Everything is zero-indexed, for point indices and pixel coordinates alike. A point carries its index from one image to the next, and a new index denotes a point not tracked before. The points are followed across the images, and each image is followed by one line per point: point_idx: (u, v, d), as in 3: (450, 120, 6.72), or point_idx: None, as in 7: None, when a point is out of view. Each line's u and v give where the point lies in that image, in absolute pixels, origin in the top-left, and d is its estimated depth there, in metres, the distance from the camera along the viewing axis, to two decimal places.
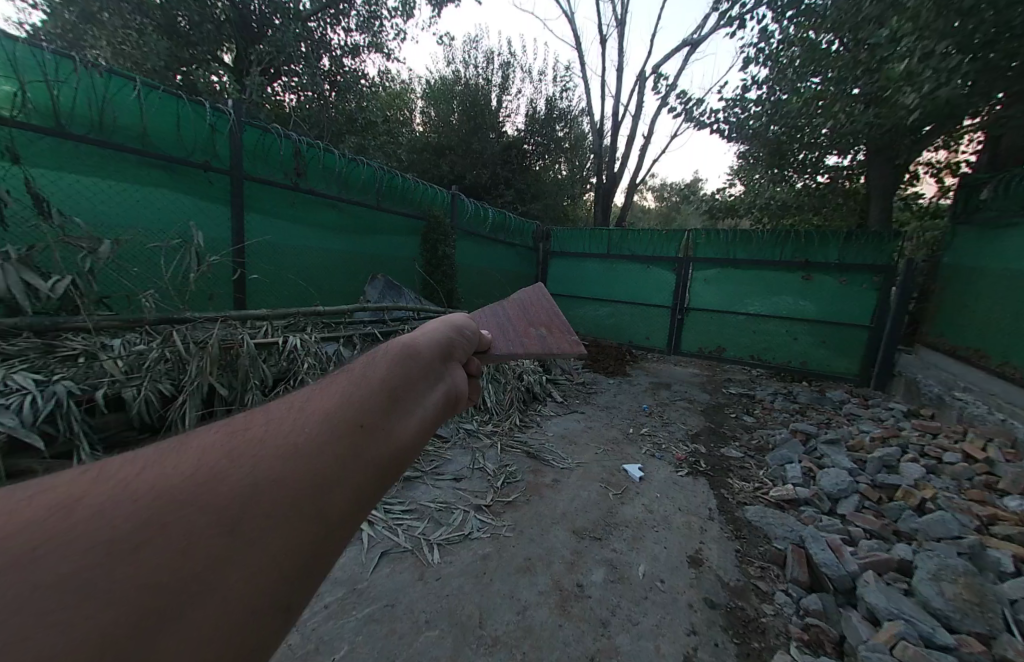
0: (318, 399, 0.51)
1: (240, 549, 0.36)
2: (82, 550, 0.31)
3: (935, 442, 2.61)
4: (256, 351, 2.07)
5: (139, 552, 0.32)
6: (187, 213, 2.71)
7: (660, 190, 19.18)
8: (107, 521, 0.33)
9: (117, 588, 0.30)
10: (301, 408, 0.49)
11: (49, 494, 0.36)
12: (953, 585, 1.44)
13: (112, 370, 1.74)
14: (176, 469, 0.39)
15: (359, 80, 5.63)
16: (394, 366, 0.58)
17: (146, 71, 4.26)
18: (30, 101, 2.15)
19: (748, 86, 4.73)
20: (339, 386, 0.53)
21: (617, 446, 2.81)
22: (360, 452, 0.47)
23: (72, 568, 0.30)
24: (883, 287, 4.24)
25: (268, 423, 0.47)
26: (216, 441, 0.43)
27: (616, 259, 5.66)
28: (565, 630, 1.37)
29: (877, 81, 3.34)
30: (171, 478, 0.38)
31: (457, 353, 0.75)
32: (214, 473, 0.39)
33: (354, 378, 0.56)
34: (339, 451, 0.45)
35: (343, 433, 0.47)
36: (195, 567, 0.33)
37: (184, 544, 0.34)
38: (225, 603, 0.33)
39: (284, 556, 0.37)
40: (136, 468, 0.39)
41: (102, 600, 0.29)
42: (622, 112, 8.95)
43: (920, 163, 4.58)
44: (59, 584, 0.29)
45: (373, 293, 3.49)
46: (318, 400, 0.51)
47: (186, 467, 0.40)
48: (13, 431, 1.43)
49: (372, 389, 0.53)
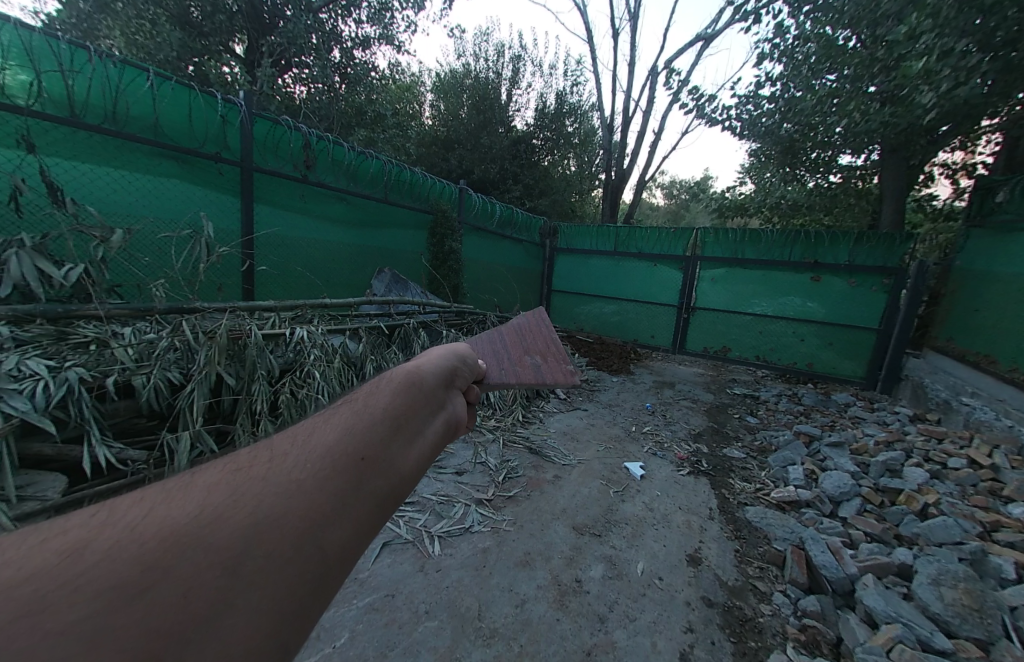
0: (325, 432, 0.54)
1: (243, 584, 0.37)
2: (91, 592, 0.33)
3: (941, 447, 2.60)
4: (263, 342, 2.10)
5: (143, 596, 0.34)
6: (197, 203, 2.73)
7: (669, 188, 19.03)
8: (114, 563, 0.35)
9: (126, 624, 0.32)
10: (307, 444, 0.52)
11: (60, 543, 0.38)
12: (952, 590, 1.44)
13: (123, 358, 1.76)
14: (181, 510, 0.41)
15: (368, 72, 5.61)
16: (394, 397, 0.62)
17: (157, 61, 4.27)
18: (45, 91, 2.17)
19: (761, 83, 4.66)
20: (344, 419, 0.56)
21: (619, 444, 2.82)
22: (361, 484, 0.49)
23: (79, 611, 0.31)
24: (893, 290, 4.19)
25: (278, 460, 0.50)
26: (219, 482, 0.46)
27: (622, 256, 5.63)
28: (563, 624, 1.39)
29: (894, 79, 3.28)
30: (177, 519, 0.40)
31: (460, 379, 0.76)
32: (219, 511, 0.42)
33: (359, 409, 0.59)
34: (341, 483, 0.48)
35: (344, 466, 0.49)
36: (198, 603, 0.35)
37: (188, 580, 0.36)
38: (227, 634, 0.35)
39: (288, 587, 0.39)
40: (143, 512, 0.42)
41: (113, 636, 0.31)
42: (633, 108, 8.86)
43: (935, 163, 4.49)
44: (70, 625, 0.30)
45: (380, 286, 3.50)
46: (325, 433, 0.54)
47: (198, 505, 0.42)
48: (28, 416, 1.46)
49: (374, 422, 0.56)
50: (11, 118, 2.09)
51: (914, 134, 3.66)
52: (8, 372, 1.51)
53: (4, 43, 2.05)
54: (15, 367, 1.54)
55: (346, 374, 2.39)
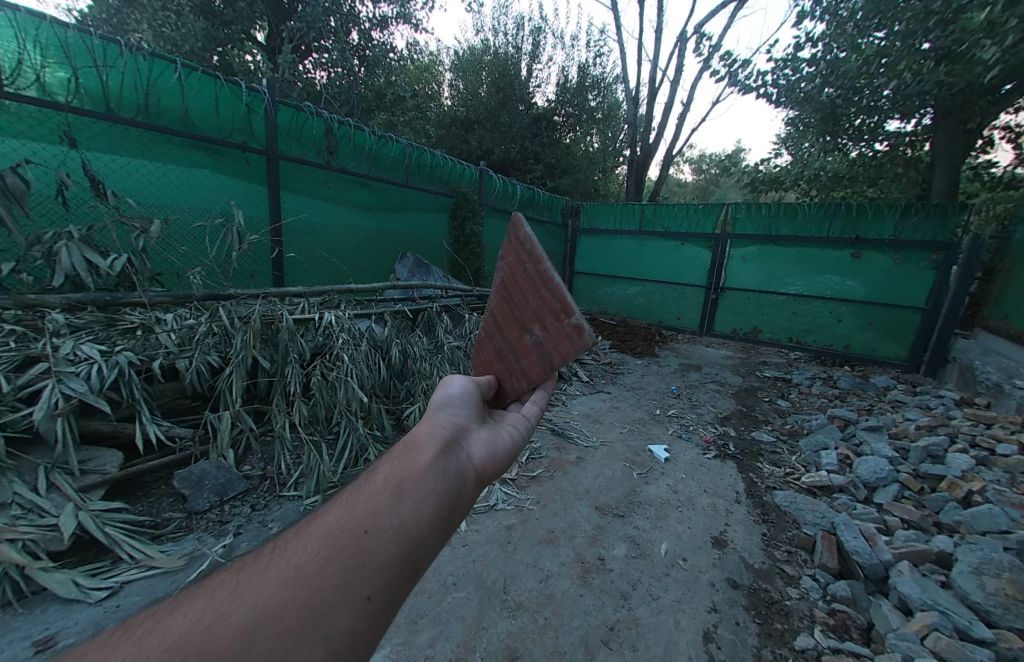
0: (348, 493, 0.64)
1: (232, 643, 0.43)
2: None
3: (990, 432, 2.44)
4: (294, 326, 2.18)
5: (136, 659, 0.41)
6: (228, 193, 2.81)
7: (699, 164, 18.22)
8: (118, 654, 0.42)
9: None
10: (327, 509, 0.61)
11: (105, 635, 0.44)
12: (996, 580, 1.37)
13: (167, 342, 1.89)
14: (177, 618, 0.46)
15: (387, 53, 5.55)
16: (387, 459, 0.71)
17: (185, 54, 4.35)
18: (83, 87, 2.26)
19: (801, 44, 4.32)
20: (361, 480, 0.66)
21: (642, 427, 2.81)
22: (349, 532, 0.55)
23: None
24: (943, 266, 3.92)
25: (304, 525, 0.59)
26: (218, 581, 0.50)
27: (648, 235, 5.47)
28: (586, 600, 1.42)
29: (951, 34, 2.99)
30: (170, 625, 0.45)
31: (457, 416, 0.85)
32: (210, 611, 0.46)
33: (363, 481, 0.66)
34: (337, 538, 0.55)
35: (339, 532, 0.56)
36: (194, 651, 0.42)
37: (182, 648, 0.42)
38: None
39: (285, 621, 0.46)
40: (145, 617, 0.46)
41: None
42: (659, 79, 8.43)
43: (996, 127, 4.09)
44: None
45: (403, 272, 3.48)
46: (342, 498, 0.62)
47: (239, 583, 0.49)
48: (85, 396, 1.59)
49: (361, 491, 0.63)
50: (54, 115, 2.20)
51: (974, 95, 3.42)
52: (65, 356, 1.65)
53: (43, 41, 2.14)
54: (72, 352, 1.68)
55: (373, 357, 2.37)
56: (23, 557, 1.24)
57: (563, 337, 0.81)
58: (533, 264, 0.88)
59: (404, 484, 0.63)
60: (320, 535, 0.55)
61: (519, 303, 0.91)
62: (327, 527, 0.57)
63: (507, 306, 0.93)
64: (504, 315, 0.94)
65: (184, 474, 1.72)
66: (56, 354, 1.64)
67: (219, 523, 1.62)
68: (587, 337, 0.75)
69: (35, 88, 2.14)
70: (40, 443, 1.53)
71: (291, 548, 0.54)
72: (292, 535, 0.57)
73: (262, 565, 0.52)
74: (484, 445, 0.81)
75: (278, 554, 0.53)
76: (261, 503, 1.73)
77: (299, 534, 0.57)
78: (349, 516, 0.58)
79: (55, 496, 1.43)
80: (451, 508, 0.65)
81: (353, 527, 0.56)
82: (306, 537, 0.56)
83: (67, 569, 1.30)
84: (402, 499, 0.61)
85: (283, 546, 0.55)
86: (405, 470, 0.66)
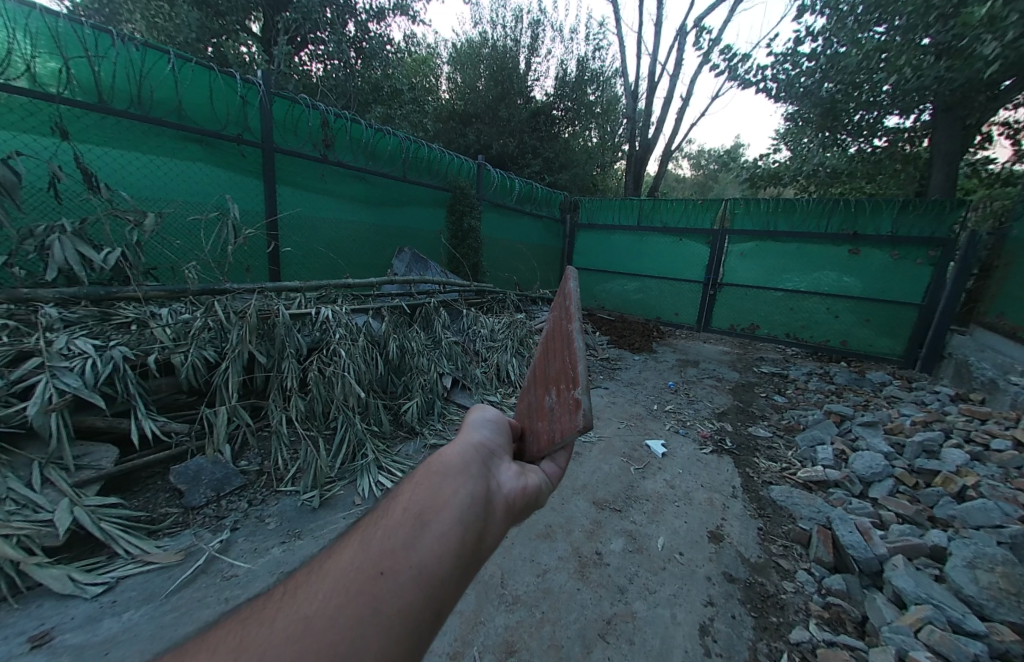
0: (370, 523, 0.64)
1: None
2: None
3: (984, 427, 2.46)
4: (291, 321, 2.17)
5: None
6: (223, 187, 2.78)
7: (698, 160, 18.17)
8: None
9: None
10: (349, 541, 0.62)
11: None
12: (990, 574, 1.39)
13: (162, 337, 1.87)
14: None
15: (384, 45, 5.48)
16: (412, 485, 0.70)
17: (178, 45, 4.29)
18: (74, 78, 2.22)
19: (801, 39, 4.28)
20: (386, 510, 0.66)
21: (640, 422, 2.81)
22: (366, 577, 0.56)
23: None
24: (940, 262, 3.93)
25: (326, 559, 0.61)
26: (237, 631, 0.53)
27: (646, 231, 5.46)
28: (583, 594, 1.42)
29: (952, 29, 2.97)
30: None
31: (487, 441, 0.82)
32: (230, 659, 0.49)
33: (386, 509, 0.67)
34: (355, 582, 0.55)
35: (357, 574, 0.56)
36: None
37: None
38: None
39: None
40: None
41: None
42: (659, 73, 8.37)
43: (995, 123, 4.09)
44: None
45: (401, 267, 3.46)
46: (364, 530, 0.63)
47: (254, 631, 0.52)
48: (79, 391, 1.58)
49: (382, 524, 0.63)
50: (45, 106, 2.16)
51: (974, 91, 3.40)
52: (59, 351, 1.63)
53: (33, 31, 2.10)
54: (66, 346, 1.66)
55: (370, 352, 2.36)
56: (18, 553, 1.23)
57: (565, 408, 0.77)
58: (567, 323, 0.88)
59: (423, 517, 0.62)
60: (339, 577, 0.56)
61: (553, 358, 0.91)
62: (346, 565, 0.58)
63: (543, 359, 0.96)
64: (541, 367, 0.97)
65: (180, 469, 1.71)
66: (50, 348, 1.62)
67: (215, 518, 1.61)
68: (581, 416, 0.70)
69: (25, 78, 2.10)
70: (35, 438, 1.51)
71: (311, 589, 0.56)
72: (314, 572, 0.59)
73: (284, 608, 0.54)
74: (516, 471, 0.77)
75: (298, 597, 0.55)
76: (258, 498, 1.73)
77: (322, 571, 0.58)
78: (368, 554, 0.59)
79: (50, 491, 1.42)
80: (475, 542, 0.64)
81: (371, 567, 0.57)
82: (328, 577, 0.57)
83: (62, 565, 1.29)
84: (420, 534, 0.60)
85: (306, 586, 0.57)
86: (426, 500, 0.65)
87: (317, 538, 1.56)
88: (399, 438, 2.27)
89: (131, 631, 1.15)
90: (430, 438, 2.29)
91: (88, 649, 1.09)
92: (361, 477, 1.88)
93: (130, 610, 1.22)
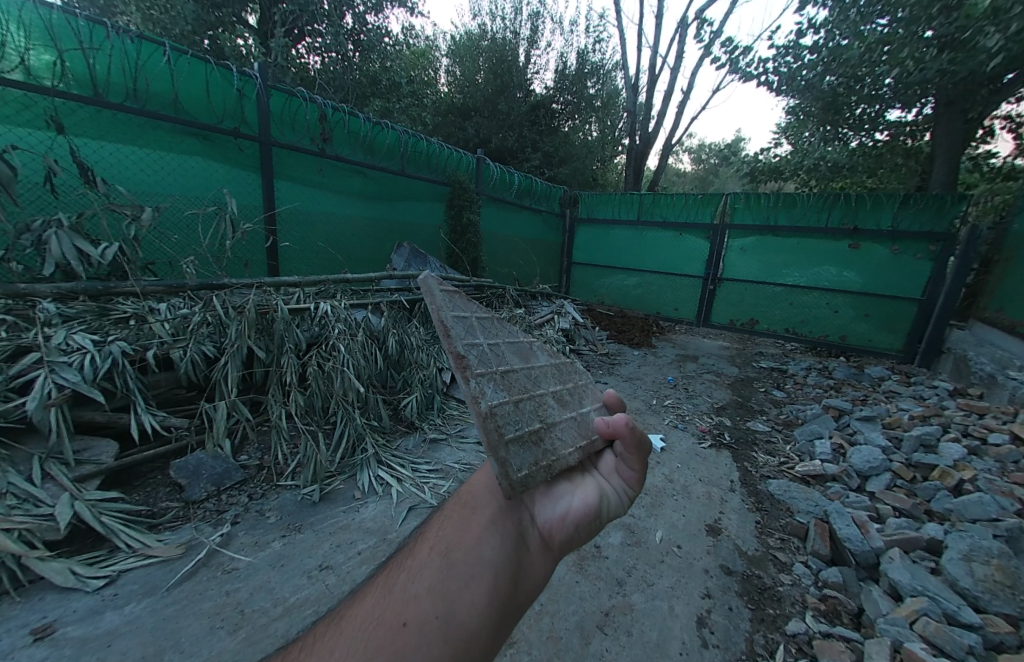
0: (401, 566, 0.63)
1: None
2: None
3: (982, 422, 2.47)
4: (289, 316, 2.16)
5: None
6: (221, 181, 2.76)
7: (699, 154, 18.07)
8: None
9: None
10: (381, 584, 0.61)
11: None
12: (985, 567, 1.39)
13: (160, 332, 1.87)
14: None
15: (382, 38, 5.42)
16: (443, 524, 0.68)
17: (174, 37, 4.25)
18: (69, 71, 2.20)
19: (803, 31, 4.24)
20: (417, 551, 0.65)
21: (639, 416, 2.82)
22: (394, 623, 0.54)
23: None
24: (940, 257, 3.92)
25: (351, 609, 0.59)
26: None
27: (646, 225, 5.44)
28: (582, 587, 1.43)
29: (955, 21, 2.94)
30: None
31: None
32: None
33: (417, 551, 0.65)
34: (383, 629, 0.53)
35: (385, 621, 0.54)
36: None
37: None
38: None
39: None
40: None
41: None
42: (660, 66, 8.30)
43: (998, 117, 4.06)
44: None
45: (400, 260, 3.49)
46: (396, 573, 0.62)
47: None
48: (78, 386, 1.58)
49: (412, 567, 0.62)
50: (40, 99, 2.14)
51: (976, 84, 3.38)
52: (58, 346, 1.63)
53: (26, 22, 2.07)
54: (65, 342, 1.66)
55: (370, 347, 2.36)
56: (20, 547, 1.24)
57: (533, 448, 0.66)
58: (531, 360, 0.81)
59: (454, 559, 0.60)
60: (368, 622, 0.55)
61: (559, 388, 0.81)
62: (375, 610, 0.57)
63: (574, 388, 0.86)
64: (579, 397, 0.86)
65: (180, 464, 1.71)
66: (49, 344, 1.62)
67: (216, 512, 1.62)
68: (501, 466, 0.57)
69: (20, 71, 2.08)
70: (34, 433, 1.52)
71: (332, 641, 0.54)
72: (345, 616, 0.58)
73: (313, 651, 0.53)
74: None
75: (327, 642, 0.54)
76: (259, 493, 1.74)
77: (352, 616, 0.57)
78: (395, 598, 0.57)
79: (50, 485, 1.42)
80: (510, 585, 0.60)
81: (398, 613, 0.55)
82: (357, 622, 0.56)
83: (64, 558, 1.30)
84: (449, 578, 0.58)
85: (336, 630, 0.56)
86: (454, 541, 0.63)
87: (317, 531, 1.56)
88: (399, 433, 2.28)
89: (133, 623, 1.16)
90: (430, 432, 2.30)
91: (91, 642, 1.10)
92: (360, 472, 1.88)
93: (132, 603, 1.23)
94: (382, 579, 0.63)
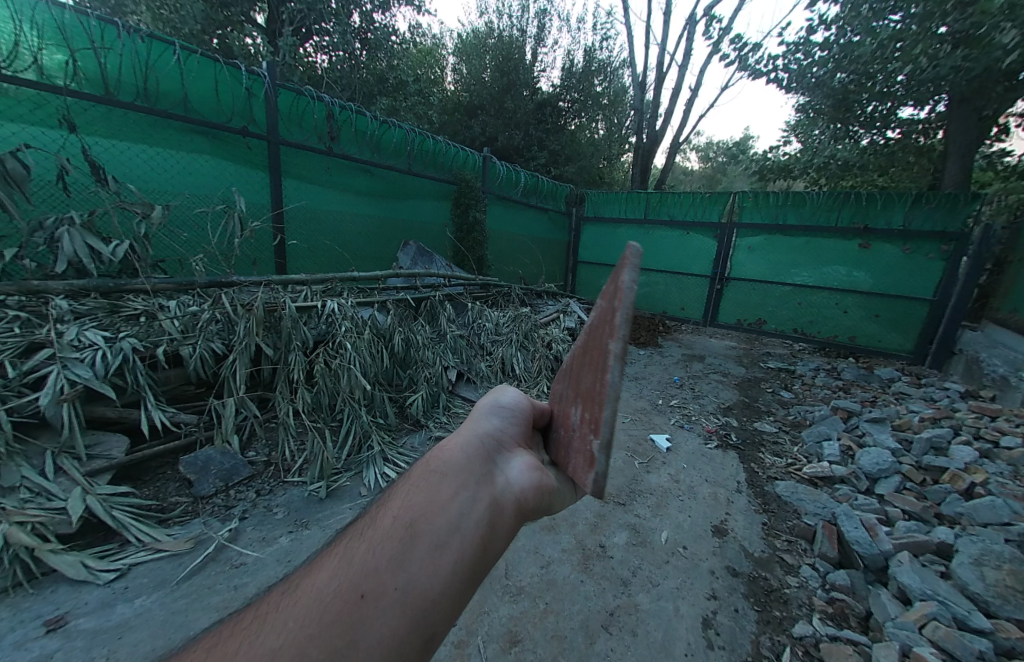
0: (363, 535, 0.61)
1: None
2: None
3: (994, 425, 2.43)
4: (297, 314, 2.18)
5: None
6: (229, 179, 2.78)
7: (707, 152, 17.89)
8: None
9: None
10: (341, 554, 0.59)
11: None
12: (996, 571, 1.38)
13: (170, 329, 1.89)
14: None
15: (389, 36, 5.43)
16: (407, 490, 0.65)
17: (184, 36, 4.27)
18: (81, 70, 2.23)
19: (814, 28, 4.19)
20: (379, 519, 0.63)
21: (644, 416, 2.81)
22: (349, 596, 0.52)
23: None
24: (952, 257, 3.86)
25: (308, 577, 0.58)
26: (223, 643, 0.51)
27: (652, 224, 5.40)
28: (586, 586, 1.43)
29: (970, 16, 2.89)
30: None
31: (495, 442, 0.74)
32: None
33: (378, 519, 0.63)
34: (336, 600, 0.52)
35: (339, 592, 0.53)
36: None
37: None
38: None
39: None
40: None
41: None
42: (668, 63, 8.23)
43: (1013, 114, 3.99)
44: None
45: (406, 259, 3.53)
46: (356, 542, 0.60)
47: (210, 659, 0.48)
48: (90, 382, 1.60)
49: (374, 536, 0.59)
50: (53, 98, 2.17)
51: (991, 81, 3.32)
52: (70, 342, 1.65)
53: (39, 22, 2.11)
54: (77, 338, 1.69)
55: (376, 345, 2.36)
56: (33, 540, 1.26)
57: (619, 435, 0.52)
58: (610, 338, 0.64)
59: (416, 528, 0.58)
60: (323, 591, 0.54)
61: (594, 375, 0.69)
62: (329, 581, 0.55)
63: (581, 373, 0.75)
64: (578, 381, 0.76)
65: (190, 459, 1.73)
66: (61, 340, 1.65)
67: (225, 507, 1.64)
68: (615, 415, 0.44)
69: (33, 71, 2.11)
70: (48, 428, 1.54)
71: (285, 612, 0.53)
72: (302, 585, 0.56)
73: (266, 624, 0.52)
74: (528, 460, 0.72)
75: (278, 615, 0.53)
76: (266, 489, 1.75)
77: (308, 586, 0.56)
78: (350, 569, 0.55)
79: (63, 480, 1.45)
80: (476, 556, 0.57)
81: (352, 584, 0.53)
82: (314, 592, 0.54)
83: (75, 551, 1.32)
84: (409, 547, 0.56)
85: (290, 602, 0.54)
86: (420, 510, 0.60)
87: (324, 527, 1.57)
88: (405, 431, 2.28)
89: (143, 616, 1.18)
90: (435, 430, 2.30)
91: (102, 633, 1.12)
92: (366, 469, 1.89)
93: (142, 596, 1.24)
94: (343, 548, 0.61)
